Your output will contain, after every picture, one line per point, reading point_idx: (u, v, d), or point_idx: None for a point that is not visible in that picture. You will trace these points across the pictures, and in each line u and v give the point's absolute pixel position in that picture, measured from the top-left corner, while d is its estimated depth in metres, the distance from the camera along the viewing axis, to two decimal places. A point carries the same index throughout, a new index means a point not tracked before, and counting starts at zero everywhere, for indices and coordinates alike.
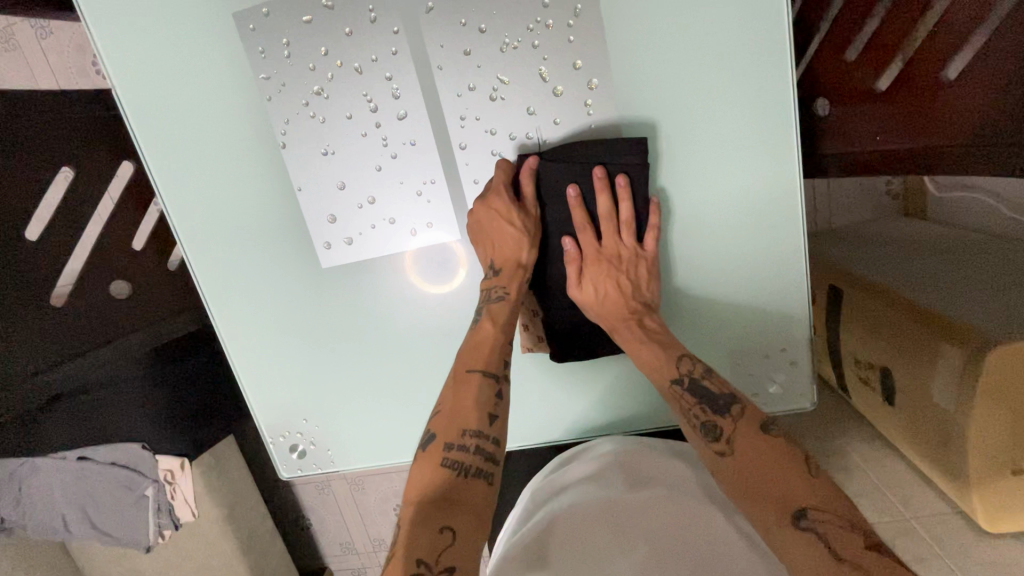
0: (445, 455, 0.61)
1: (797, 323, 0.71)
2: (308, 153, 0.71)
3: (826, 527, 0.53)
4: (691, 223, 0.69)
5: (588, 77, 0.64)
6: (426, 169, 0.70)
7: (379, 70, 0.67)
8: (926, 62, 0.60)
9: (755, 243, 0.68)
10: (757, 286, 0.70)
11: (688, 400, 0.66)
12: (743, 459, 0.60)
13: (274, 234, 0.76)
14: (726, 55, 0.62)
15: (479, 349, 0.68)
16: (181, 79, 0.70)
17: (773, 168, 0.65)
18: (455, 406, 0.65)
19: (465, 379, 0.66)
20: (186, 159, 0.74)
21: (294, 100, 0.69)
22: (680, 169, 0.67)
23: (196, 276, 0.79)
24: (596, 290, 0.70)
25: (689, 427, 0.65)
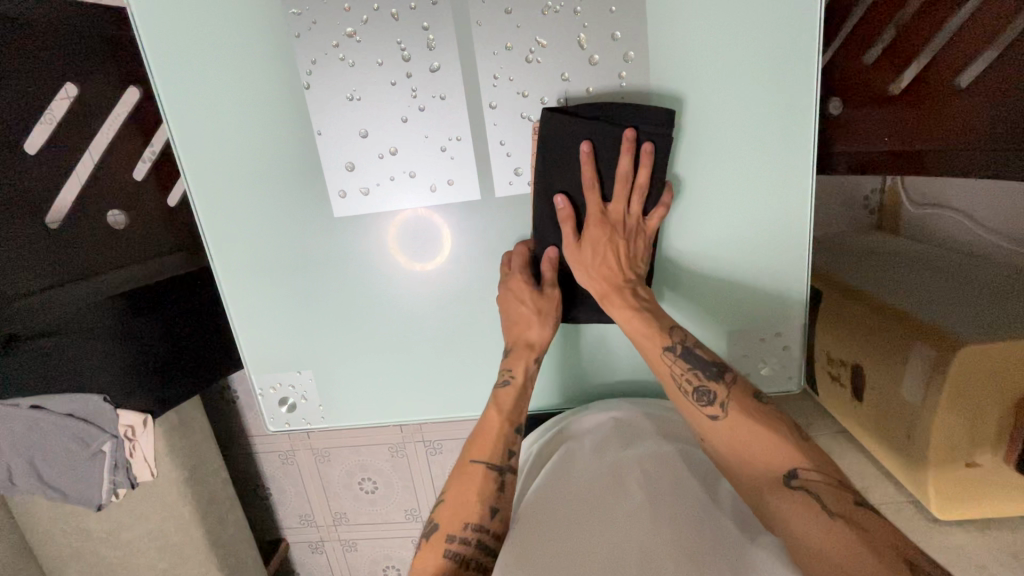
0: (447, 546, 0.65)
1: (793, 310, 0.75)
2: (332, 98, 0.70)
3: (815, 485, 0.58)
4: (706, 205, 0.71)
5: (626, 50, 0.65)
6: (453, 125, 0.70)
7: (417, 20, 0.66)
8: (944, 70, 0.63)
9: (766, 227, 0.71)
10: (761, 270, 0.73)
11: (681, 367, 0.68)
12: (734, 422, 0.65)
13: (291, 180, 0.74)
14: (760, 42, 0.64)
15: (484, 440, 0.71)
16: (206, 3, 0.67)
17: (788, 160, 0.68)
18: (458, 497, 0.68)
19: (469, 469, 0.69)
20: (201, 90, 0.71)
21: (325, 40, 0.68)
22: (701, 149, 0.69)
23: (199, 217, 0.77)
24: (593, 253, 0.69)
25: (680, 393, 0.69)
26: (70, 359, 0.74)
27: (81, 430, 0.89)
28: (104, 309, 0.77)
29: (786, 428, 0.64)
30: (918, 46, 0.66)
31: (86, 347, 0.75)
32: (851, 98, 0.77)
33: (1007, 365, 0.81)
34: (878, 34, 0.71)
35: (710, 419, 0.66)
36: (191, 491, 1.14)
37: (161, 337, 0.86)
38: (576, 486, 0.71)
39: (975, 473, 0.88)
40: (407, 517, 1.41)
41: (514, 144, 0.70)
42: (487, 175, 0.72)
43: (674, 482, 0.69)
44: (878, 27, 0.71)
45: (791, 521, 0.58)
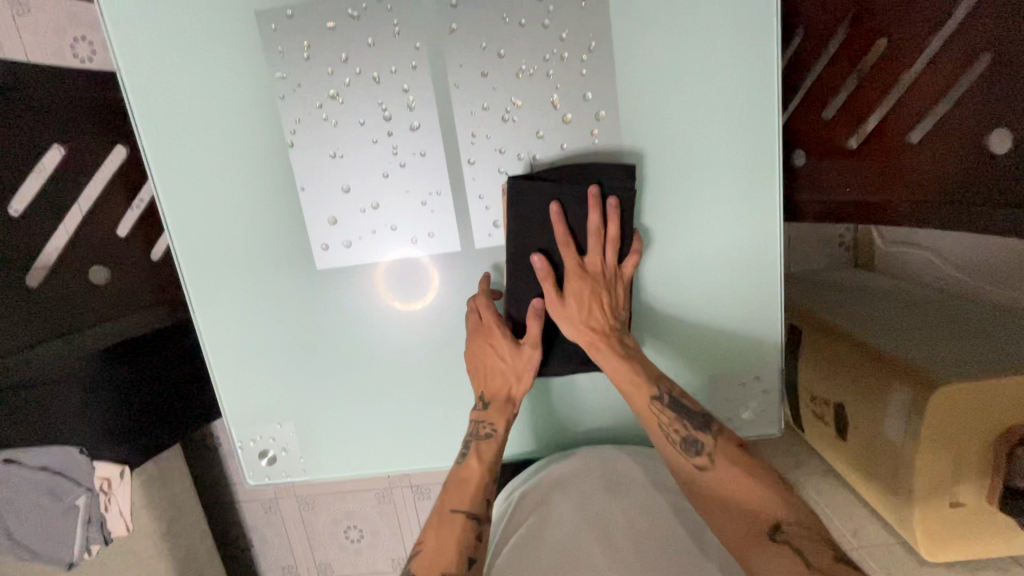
0: None
1: (770, 355, 0.76)
2: (316, 154, 0.72)
3: (799, 541, 0.57)
4: (679, 253, 0.73)
5: (597, 109, 0.69)
6: (433, 180, 0.72)
7: (397, 82, 0.69)
8: (897, 125, 0.67)
9: (739, 274, 0.73)
10: (736, 315, 0.75)
11: (668, 417, 0.68)
12: (720, 473, 0.64)
13: (275, 235, 0.75)
14: (722, 101, 0.68)
15: (465, 488, 0.70)
16: (196, 68, 0.70)
17: (758, 207, 0.71)
18: (436, 547, 0.65)
19: (448, 517, 0.67)
20: (186, 149, 0.73)
21: (309, 101, 0.70)
22: (671, 201, 0.71)
23: (183, 270, 0.77)
24: (577, 306, 0.70)
25: (666, 441, 0.68)
26: (44, 409, 0.74)
27: (56, 484, 0.84)
28: (88, 360, 0.77)
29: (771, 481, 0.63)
30: (870, 105, 0.69)
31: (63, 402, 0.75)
32: (812, 149, 0.81)
33: (985, 403, 0.82)
34: (832, 91, 0.75)
35: (699, 469, 0.66)
36: (169, 546, 1.10)
37: (141, 387, 0.85)
38: (561, 541, 0.71)
39: (961, 512, 0.88)
40: (394, 566, 1.37)
41: (492, 197, 0.72)
42: (466, 227, 0.74)
43: (661, 535, 0.70)
44: (832, 85, 0.75)
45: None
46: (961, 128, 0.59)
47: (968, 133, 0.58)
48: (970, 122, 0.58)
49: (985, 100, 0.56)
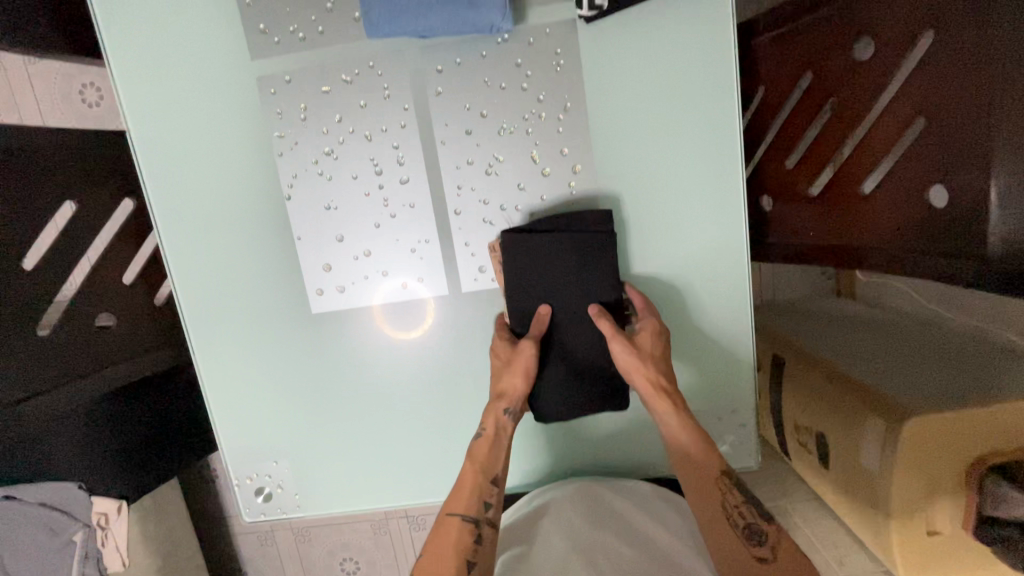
0: None
1: (744, 390, 0.80)
2: (311, 206, 0.77)
3: None
4: (655, 296, 0.78)
5: (574, 163, 0.74)
6: (422, 229, 0.77)
7: (387, 140, 0.74)
8: (850, 175, 0.72)
9: (711, 314, 0.78)
10: (709, 353, 0.79)
11: (735, 501, 0.71)
12: (781, 568, 0.65)
13: (273, 282, 0.80)
14: (689, 156, 0.73)
15: (460, 493, 0.73)
16: (200, 129, 0.75)
17: (727, 251, 0.75)
18: (436, 554, 0.68)
19: (446, 522, 0.71)
20: (189, 201, 0.78)
21: (305, 158, 0.75)
22: (646, 247, 0.76)
23: (184, 313, 0.81)
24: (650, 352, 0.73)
25: (732, 527, 0.69)
26: (48, 445, 0.77)
27: (52, 519, 0.83)
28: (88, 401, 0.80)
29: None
30: (827, 155, 0.75)
31: (63, 437, 0.79)
32: (778, 195, 0.86)
33: (957, 435, 0.85)
34: (794, 142, 0.81)
35: (759, 561, 0.66)
36: None
37: (138, 424, 0.89)
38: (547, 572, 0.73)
39: (939, 540, 0.90)
40: None
41: (477, 245, 0.76)
42: (453, 273, 0.78)
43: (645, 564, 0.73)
44: (794, 137, 0.81)
45: None
46: (906, 180, 0.64)
47: (915, 185, 0.63)
48: (916, 176, 0.63)
49: (925, 156, 0.61)
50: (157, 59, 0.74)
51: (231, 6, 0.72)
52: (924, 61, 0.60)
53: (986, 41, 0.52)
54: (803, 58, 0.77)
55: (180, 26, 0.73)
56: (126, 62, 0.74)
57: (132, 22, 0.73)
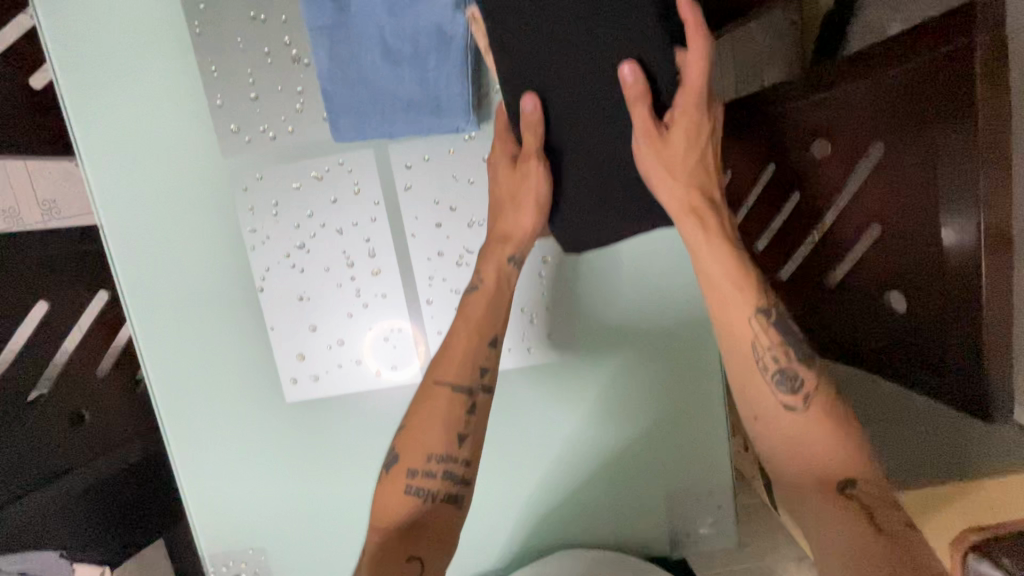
0: (408, 483, 0.62)
1: (717, 445, 0.82)
2: (284, 302, 0.77)
3: (870, 499, 0.52)
4: (632, 367, 0.80)
5: (543, 254, 0.76)
6: (395, 318, 0.78)
7: (359, 234, 0.75)
8: (818, 268, 0.73)
9: (682, 389, 0.80)
10: (681, 428, 0.81)
11: (767, 340, 0.58)
12: (816, 418, 0.55)
13: (247, 372, 0.79)
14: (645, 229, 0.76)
15: (450, 362, 0.64)
16: (173, 220, 0.75)
17: (695, 327, 0.79)
18: (420, 424, 0.63)
19: (432, 395, 0.64)
20: (159, 288, 0.76)
21: (277, 252, 0.76)
22: (618, 331, 0.79)
23: (156, 407, 0.79)
24: (681, 150, 0.59)
25: (761, 375, 0.57)
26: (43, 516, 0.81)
27: None
28: (91, 476, 0.87)
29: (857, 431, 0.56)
30: (795, 242, 0.76)
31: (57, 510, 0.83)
32: None
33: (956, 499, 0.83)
34: (763, 226, 0.81)
35: (788, 410, 0.56)
36: None
37: (129, 494, 0.94)
38: None
39: None
40: None
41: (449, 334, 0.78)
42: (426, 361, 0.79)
43: None
44: (761, 222, 0.81)
45: (818, 533, 0.53)
46: (869, 282, 0.66)
47: (877, 289, 0.65)
48: (877, 282, 0.64)
49: (886, 284, 0.63)
50: (127, 153, 0.73)
51: (201, 106, 0.72)
52: (875, 185, 0.62)
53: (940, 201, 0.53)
54: (761, 151, 0.77)
55: (150, 123, 0.73)
56: (93, 152, 0.73)
57: (99, 114, 0.72)
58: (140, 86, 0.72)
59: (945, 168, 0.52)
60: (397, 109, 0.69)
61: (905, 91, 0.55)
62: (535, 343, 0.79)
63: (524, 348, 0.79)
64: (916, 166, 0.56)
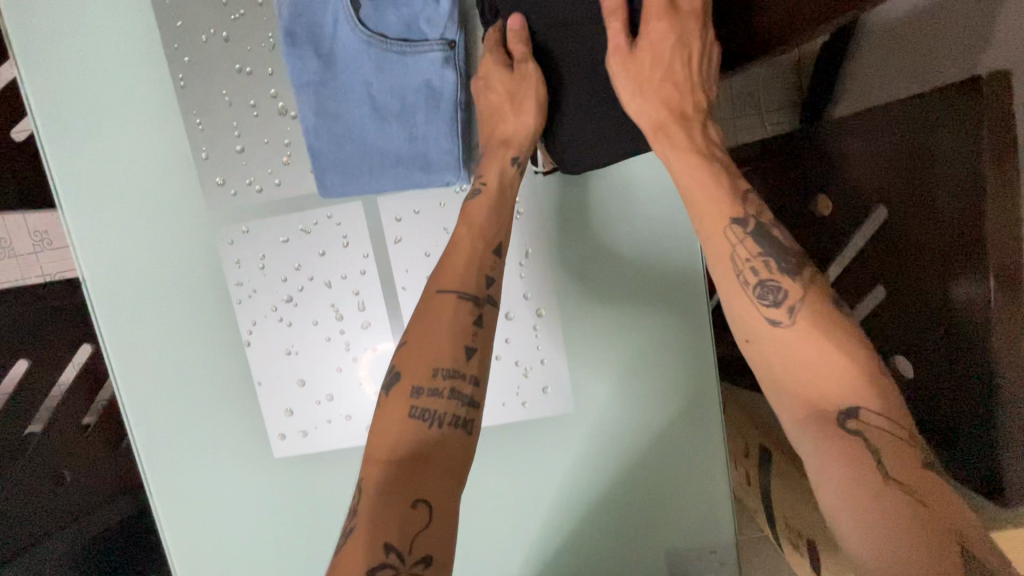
0: (412, 404, 0.53)
1: (717, 473, 0.76)
2: (272, 358, 0.75)
3: (874, 433, 0.46)
4: (633, 390, 0.74)
5: (538, 306, 0.73)
6: (386, 373, 0.75)
7: (348, 287, 0.73)
8: None
9: (691, 409, 0.74)
10: (684, 451, 0.75)
11: (748, 250, 0.54)
12: (804, 331, 0.51)
13: (231, 425, 0.78)
14: (626, 255, 0.73)
15: (451, 272, 0.58)
16: (156, 272, 0.74)
17: (702, 354, 0.73)
18: (422, 337, 0.56)
19: (436, 308, 0.57)
20: (146, 341, 0.76)
21: (264, 306, 0.74)
22: (622, 370, 0.74)
23: (143, 456, 0.78)
24: (649, 61, 0.59)
25: (737, 284, 0.54)
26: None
27: None
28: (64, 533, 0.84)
29: (868, 351, 0.50)
30: None
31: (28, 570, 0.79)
32: None
33: None
34: None
35: (772, 324, 0.52)
36: None
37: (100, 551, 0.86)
38: None
39: None
40: None
41: None
42: None
43: None
44: None
45: (820, 472, 0.47)
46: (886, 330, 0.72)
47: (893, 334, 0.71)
48: (894, 328, 0.71)
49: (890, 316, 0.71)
50: (108, 201, 0.73)
51: (183, 153, 0.72)
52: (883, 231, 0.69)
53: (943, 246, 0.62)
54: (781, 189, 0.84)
55: (130, 169, 0.72)
56: (73, 197, 0.73)
57: (80, 157, 0.72)
58: (126, 135, 0.72)
59: (957, 215, 0.60)
60: (385, 164, 0.64)
61: (904, 151, 0.65)
62: (532, 398, 0.74)
63: (519, 402, 0.74)
64: (929, 217, 0.64)
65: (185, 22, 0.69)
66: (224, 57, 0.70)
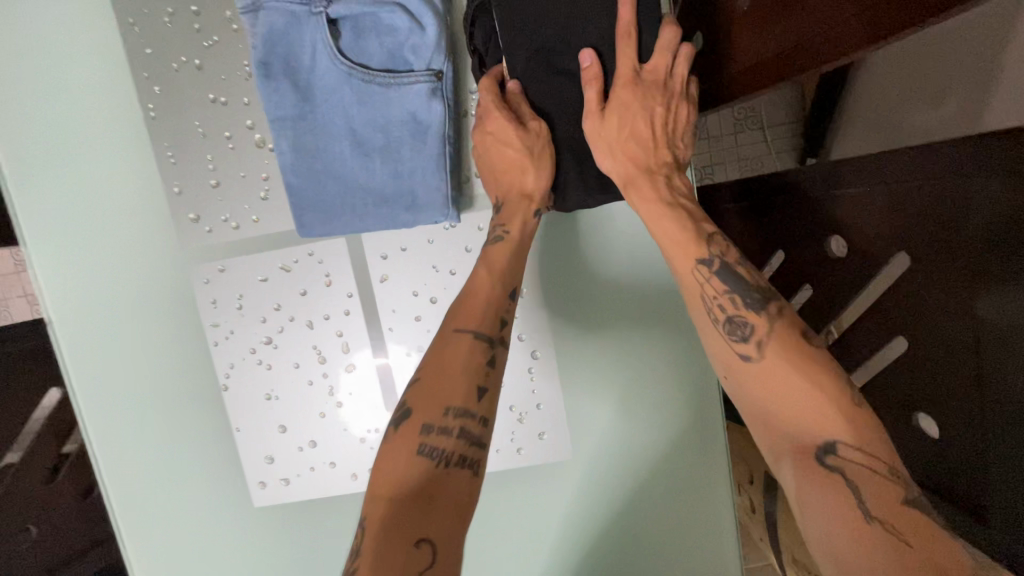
0: (422, 441, 0.48)
1: (725, 523, 0.71)
2: (251, 402, 0.71)
3: (853, 469, 0.42)
4: (634, 436, 0.70)
5: (533, 348, 0.69)
6: (372, 419, 0.71)
7: (331, 328, 0.69)
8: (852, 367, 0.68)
9: (695, 457, 0.70)
10: (689, 500, 0.70)
11: (715, 288, 0.51)
12: (768, 369, 0.47)
13: (208, 474, 0.73)
14: (626, 292, 0.69)
15: (470, 307, 0.54)
16: (127, 312, 0.70)
17: (705, 398, 0.70)
18: (437, 372, 0.51)
19: (451, 342, 0.52)
20: (117, 384, 0.71)
21: (243, 347, 0.70)
22: (621, 411, 0.70)
23: (113, 507, 0.73)
24: (619, 121, 0.57)
25: (707, 321, 0.51)
26: None
27: None
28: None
29: (845, 381, 0.46)
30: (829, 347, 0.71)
31: None
32: None
33: None
34: None
35: (741, 361, 0.48)
36: None
37: None
38: None
39: None
40: None
41: None
42: None
43: None
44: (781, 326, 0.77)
45: (812, 509, 0.42)
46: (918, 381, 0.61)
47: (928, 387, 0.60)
48: (926, 380, 0.60)
49: (910, 384, 0.62)
50: (73, 237, 0.68)
51: (154, 187, 0.68)
52: (899, 292, 0.60)
53: (977, 312, 0.54)
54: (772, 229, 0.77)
55: (97, 203, 0.68)
56: (36, 233, 0.68)
57: (44, 190, 0.68)
58: (92, 166, 0.67)
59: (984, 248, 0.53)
60: (368, 203, 0.61)
61: (926, 202, 0.57)
62: (527, 444, 0.70)
63: (514, 449, 0.70)
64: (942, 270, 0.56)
65: (155, 49, 0.65)
66: (198, 89, 0.66)
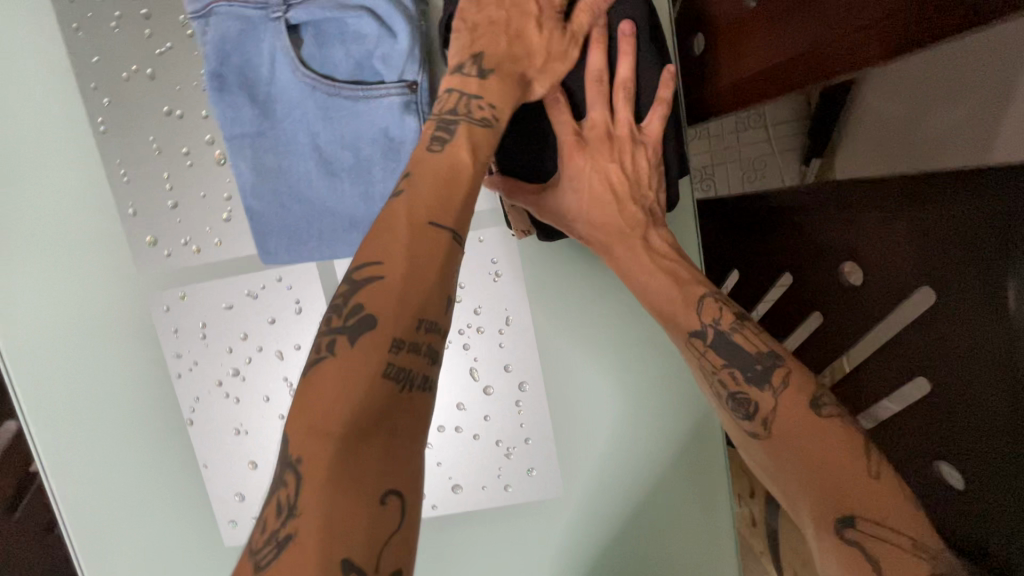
0: (387, 361, 0.34)
1: (727, 560, 0.67)
2: (217, 438, 0.66)
3: (877, 544, 0.37)
4: (628, 469, 0.66)
5: (520, 378, 0.64)
6: None
7: (302, 359, 0.64)
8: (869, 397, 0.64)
9: (693, 490, 0.66)
10: (687, 533, 0.66)
11: (715, 362, 0.48)
12: (778, 446, 0.43)
13: (177, 512, 0.68)
14: (621, 315, 0.64)
15: (451, 189, 0.41)
16: (83, 342, 0.65)
17: (704, 428, 0.65)
18: (408, 267, 0.36)
19: (429, 238, 0.38)
20: (76, 419, 0.66)
21: (208, 379, 0.65)
22: (615, 442, 0.65)
23: (75, 549, 0.68)
24: (574, 193, 0.54)
25: (713, 396, 0.49)
26: None
27: None
28: None
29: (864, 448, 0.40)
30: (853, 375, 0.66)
31: None
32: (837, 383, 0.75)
33: None
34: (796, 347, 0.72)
35: (753, 438, 0.45)
36: None
37: None
38: None
39: None
40: None
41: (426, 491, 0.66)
42: None
43: None
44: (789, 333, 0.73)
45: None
46: (932, 420, 0.57)
47: (942, 430, 0.56)
48: (940, 424, 0.56)
49: (925, 424, 0.58)
50: (22, 263, 0.63)
51: (109, 206, 0.63)
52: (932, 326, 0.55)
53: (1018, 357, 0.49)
54: (792, 245, 0.71)
55: (47, 226, 0.62)
56: None
57: None
58: (40, 186, 0.62)
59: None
60: (338, 228, 0.56)
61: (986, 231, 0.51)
62: (515, 479, 0.65)
63: (501, 486, 0.65)
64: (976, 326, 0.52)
65: (102, 57, 0.59)
66: (152, 100, 0.60)
